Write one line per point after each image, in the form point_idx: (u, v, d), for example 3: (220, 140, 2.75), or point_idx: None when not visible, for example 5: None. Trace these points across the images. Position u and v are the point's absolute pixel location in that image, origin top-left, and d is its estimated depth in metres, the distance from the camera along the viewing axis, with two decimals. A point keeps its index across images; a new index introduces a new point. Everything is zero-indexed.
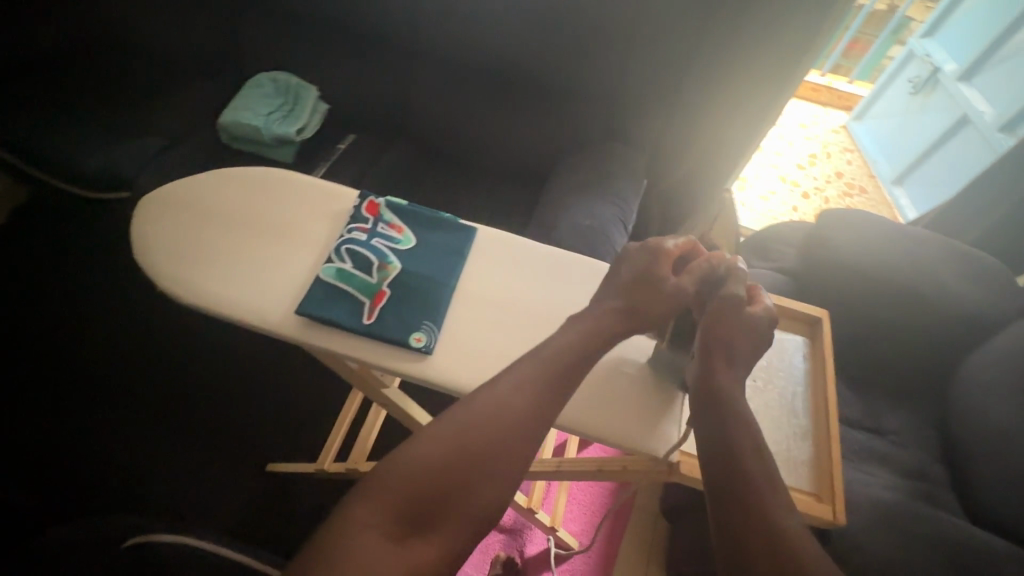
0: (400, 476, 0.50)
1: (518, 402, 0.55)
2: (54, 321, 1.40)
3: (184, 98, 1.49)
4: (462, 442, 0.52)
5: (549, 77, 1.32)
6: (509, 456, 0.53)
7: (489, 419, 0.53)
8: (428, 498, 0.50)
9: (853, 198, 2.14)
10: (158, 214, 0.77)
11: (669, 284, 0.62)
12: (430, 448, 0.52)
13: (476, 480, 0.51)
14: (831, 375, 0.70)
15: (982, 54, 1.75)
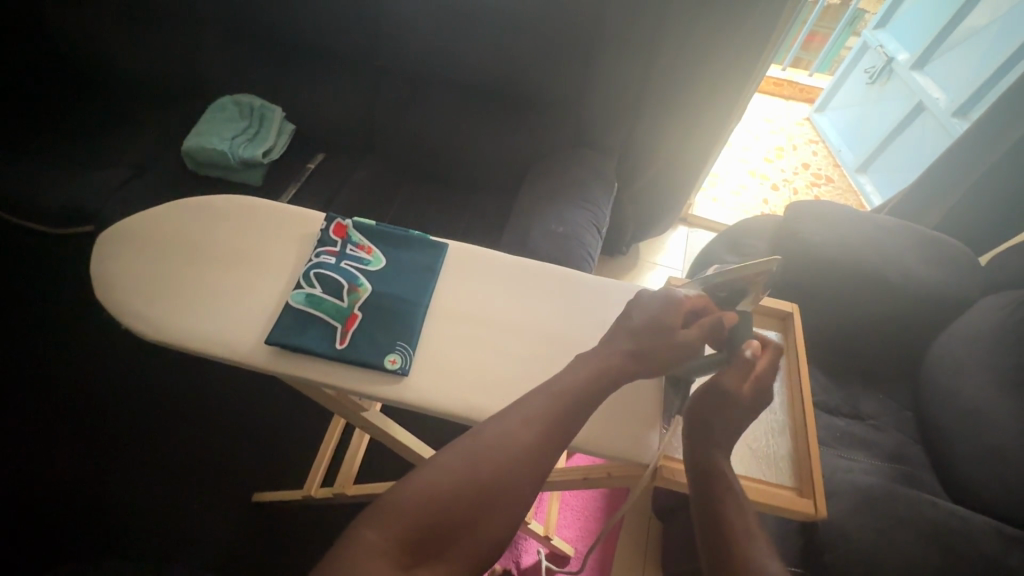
0: (411, 503, 0.49)
1: (513, 423, 0.55)
2: (22, 364, 1.36)
3: (146, 126, 1.47)
4: (478, 471, 0.52)
5: (514, 87, 1.32)
6: (509, 481, 0.52)
7: (502, 447, 0.53)
8: (438, 524, 0.49)
9: (820, 188, 2.20)
10: (122, 251, 0.75)
11: (678, 335, 0.61)
12: (442, 475, 0.51)
13: (486, 507, 0.51)
14: (804, 368, 0.71)
15: (931, 42, 1.81)
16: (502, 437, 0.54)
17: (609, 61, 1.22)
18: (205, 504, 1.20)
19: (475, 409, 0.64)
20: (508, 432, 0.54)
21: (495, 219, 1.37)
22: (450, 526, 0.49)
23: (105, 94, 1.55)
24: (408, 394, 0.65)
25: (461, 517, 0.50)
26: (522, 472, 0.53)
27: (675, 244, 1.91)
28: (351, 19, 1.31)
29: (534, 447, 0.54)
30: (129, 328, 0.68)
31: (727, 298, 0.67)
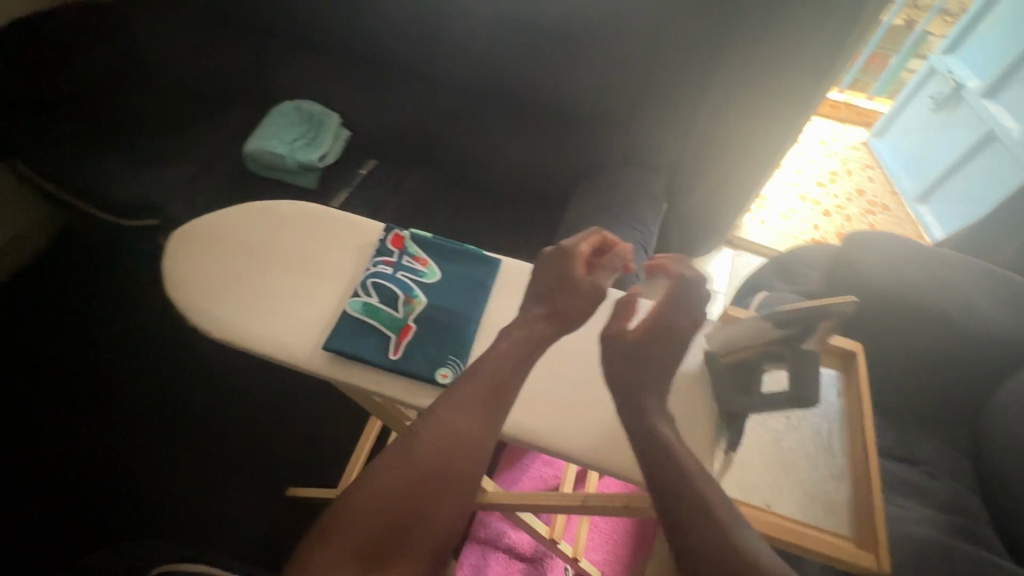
0: (369, 498, 0.50)
1: (460, 405, 0.56)
2: (85, 344, 1.43)
3: (213, 127, 1.54)
4: (410, 467, 0.52)
5: (568, 103, 1.33)
6: (448, 474, 0.52)
7: (442, 431, 0.54)
8: (397, 516, 0.49)
9: (876, 216, 2.08)
10: (187, 248, 0.78)
11: (586, 281, 0.64)
12: (391, 468, 0.52)
13: (440, 490, 0.51)
14: (869, 409, 0.67)
15: (1006, 70, 1.73)
16: (450, 420, 0.54)
17: (662, 76, 1.21)
18: (242, 493, 1.25)
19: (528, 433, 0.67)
20: (452, 414, 0.55)
21: (541, 235, 1.38)
22: (408, 515, 0.50)
23: (168, 92, 1.62)
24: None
25: (417, 506, 0.50)
26: (473, 451, 0.53)
27: (719, 267, 1.87)
28: (412, 31, 1.34)
29: (481, 424, 0.55)
30: (192, 324, 0.71)
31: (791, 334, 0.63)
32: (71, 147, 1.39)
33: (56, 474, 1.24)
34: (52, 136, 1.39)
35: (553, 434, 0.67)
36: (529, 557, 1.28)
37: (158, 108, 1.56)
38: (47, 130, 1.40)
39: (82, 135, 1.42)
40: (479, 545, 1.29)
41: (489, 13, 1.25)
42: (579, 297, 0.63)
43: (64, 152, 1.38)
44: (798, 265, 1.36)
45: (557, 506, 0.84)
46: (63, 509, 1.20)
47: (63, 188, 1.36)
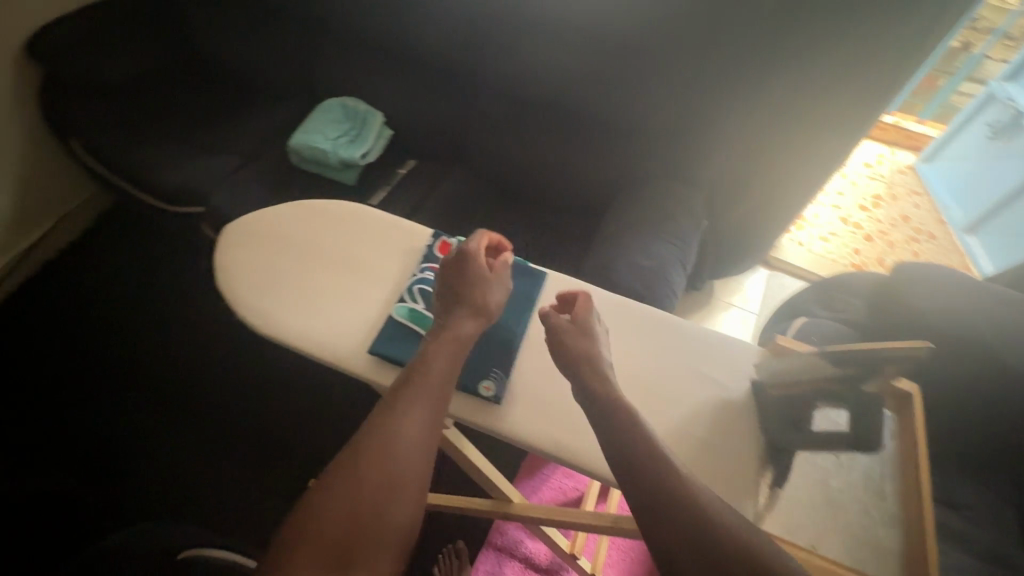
0: (329, 514, 0.52)
1: (405, 413, 0.59)
2: (124, 324, 1.48)
3: (258, 118, 1.57)
4: (362, 474, 0.54)
5: (614, 113, 1.30)
6: (401, 476, 0.55)
7: (391, 441, 0.56)
8: (357, 528, 0.52)
9: (921, 244, 2.02)
10: (238, 241, 0.80)
11: (490, 278, 0.72)
12: (346, 482, 0.54)
13: (394, 498, 0.54)
14: (922, 456, 0.62)
15: None
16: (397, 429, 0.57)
17: (712, 90, 1.18)
18: (266, 481, 1.27)
19: (567, 451, 0.68)
20: (398, 423, 0.58)
21: (578, 245, 1.37)
22: (368, 526, 0.52)
23: (217, 82, 1.65)
24: (503, 420, 0.69)
25: (374, 515, 0.52)
26: (421, 456, 0.57)
27: (754, 287, 1.83)
28: (460, 34, 1.33)
29: (426, 430, 0.58)
30: (240, 317, 0.73)
31: (852, 374, 0.58)
32: (122, 132, 1.43)
33: (90, 450, 1.28)
34: (107, 121, 1.43)
35: (595, 456, 0.68)
36: (545, 568, 1.28)
37: (206, 98, 1.59)
38: (102, 116, 1.44)
39: (135, 122, 1.46)
40: (495, 551, 1.28)
41: (540, 19, 1.23)
42: (492, 292, 0.71)
43: (115, 136, 1.42)
44: (840, 292, 1.29)
45: (587, 525, 0.84)
46: (96, 484, 1.24)
47: (115, 173, 1.41)
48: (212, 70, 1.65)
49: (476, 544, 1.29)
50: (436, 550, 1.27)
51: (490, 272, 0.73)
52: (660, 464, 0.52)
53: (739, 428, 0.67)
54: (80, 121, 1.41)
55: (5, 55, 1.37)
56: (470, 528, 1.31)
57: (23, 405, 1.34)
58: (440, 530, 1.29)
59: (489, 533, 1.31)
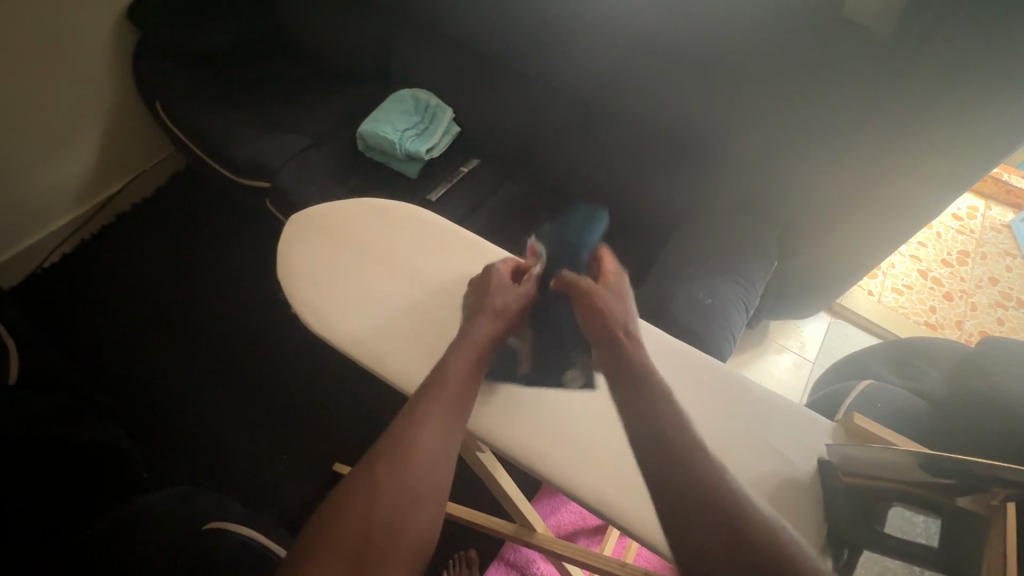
0: (348, 516, 0.52)
1: (421, 418, 0.59)
2: (182, 283, 1.54)
3: (331, 100, 1.58)
4: (378, 482, 0.54)
5: (691, 138, 1.23)
6: (417, 487, 0.55)
7: (407, 444, 0.57)
8: (376, 529, 0.52)
9: (1007, 311, 1.84)
10: (308, 238, 0.85)
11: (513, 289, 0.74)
12: (365, 483, 0.54)
13: (413, 502, 0.54)
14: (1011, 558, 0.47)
15: None
16: (414, 433, 0.58)
17: (803, 124, 1.10)
18: (295, 457, 1.30)
19: (604, 501, 0.66)
20: (414, 427, 0.58)
21: (633, 268, 1.33)
22: (385, 534, 0.52)
23: (297, 58, 1.67)
24: (546, 450, 0.69)
25: (391, 522, 0.52)
26: (439, 459, 0.57)
27: (813, 334, 1.72)
28: (539, 37, 1.29)
29: (444, 434, 0.59)
30: (298, 313, 0.78)
31: (956, 487, 0.53)
32: (202, 99, 1.47)
33: (138, 401, 1.35)
34: (192, 88, 1.48)
35: (638, 512, 0.65)
36: None
37: (285, 75, 1.62)
38: (188, 82, 1.49)
39: (218, 92, 1.50)
40: (505, 567, 1.25)
41: (628, 31, 1.17)
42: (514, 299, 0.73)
43: (195, 103, 1.46)
44: (915, 358, 1.17)
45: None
46: (142, 435, 1.31)
47: (192, 139, 1.45)
48: (295, 49, 1.68)
49: (487, 556, 1.26)
50: (447, 555, 1.26)
51: (518, 284, 0.76)
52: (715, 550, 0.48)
53: (801, 507, 0.65)
54: (167, 86, 1.46)
55: (108, 17, 1.44)
56: (484, 539, 1.28)
57: (86, 350, 1.41)
58: (453, 535, 1.28)
59: (503, 547, 1.28)
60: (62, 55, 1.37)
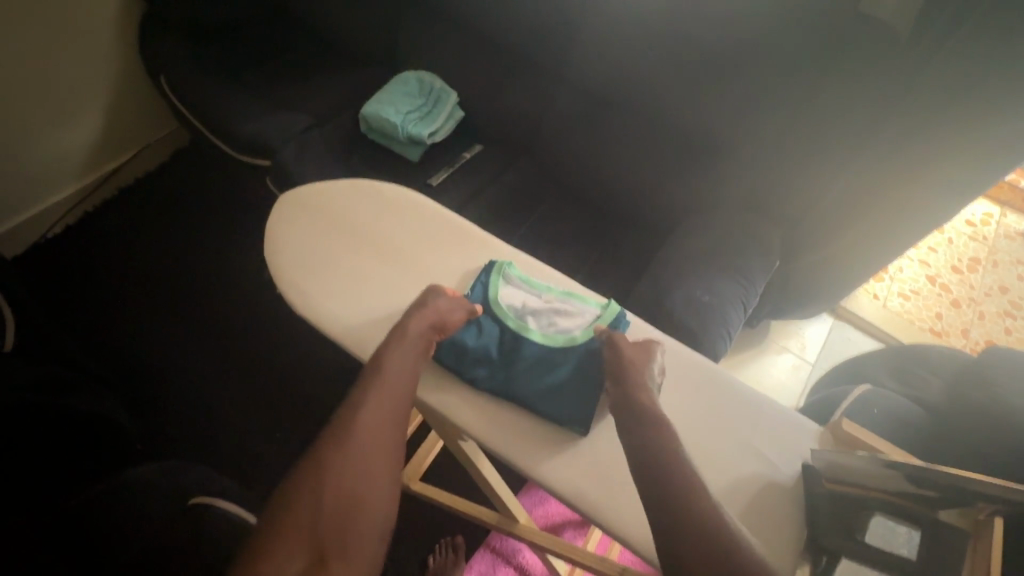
0: (297, 508, 0.52)
1: (363, 405, 0.59)
2: (179, 258, 1.54)
3: (336, 79, 1.56)
4: (328, 467, 0.55)
5: (697, 130, 1.20)
6: (369, 469, 0.56)
7: (351, 433, 0.57)
8: (329, 519, 0.52)
9: (1016, 320, 1.80)
10: (297, 217, 0.84)
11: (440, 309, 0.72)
12: (314, 470, 0.54)
13: (366, 487, 0.55)
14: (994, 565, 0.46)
15: None
16: (356, 420, 0.58)
17: (813, 120, 1.06)
18: (287, 435, 1.31)
19: (582, 497, 0.66)
20: (357, 415, 0.58)
21: (633, 262, 1.31)
22: (339, 516, 0.53)
23: (302, 35, 1.65)
24: (525, 438, 0.70)
25: (347, 505, 0.53)
26: (386, 445, 0.58)
27: (814, 336, 1.69)
28: (548, 23, 1.26)
29: (388, 419, 0.59)
30: (282, 291, 0.78)
31: (943, 497, 0.52)
32: (205, 74, 1.46)
33: (134, 373, 1.37)
34: (195, 63, 1.47)
35: (613, 505, 0.66)
36: None
37: (289, 52, 1.60)
38: (191, 57, 1.47)
39: (222, 68, 1.49)
40: (491, 555, 1.25)
41: (638, 19, 1.14)
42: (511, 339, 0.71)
43: (198, 78, 1.44)
44: (915, 366, 1.15)
45: (589, 567, 0.80)
46: (136, 407, 1.32)
47: (195, 115, 1.44)
48: (300, 26, 1.65)
49: (474, 543, 1.27)
50: (433, 540, 1.27)
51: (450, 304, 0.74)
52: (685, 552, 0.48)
53: (776, 506, 0.64)
54: (170, 60, 1.45)
55: None
56: (471, 526, 1.29)
57: (82, 321, 1.42)
58: (439, 521, 1.29)
59: (489, 535, 1.28)
60: (67, 25, 1.36)
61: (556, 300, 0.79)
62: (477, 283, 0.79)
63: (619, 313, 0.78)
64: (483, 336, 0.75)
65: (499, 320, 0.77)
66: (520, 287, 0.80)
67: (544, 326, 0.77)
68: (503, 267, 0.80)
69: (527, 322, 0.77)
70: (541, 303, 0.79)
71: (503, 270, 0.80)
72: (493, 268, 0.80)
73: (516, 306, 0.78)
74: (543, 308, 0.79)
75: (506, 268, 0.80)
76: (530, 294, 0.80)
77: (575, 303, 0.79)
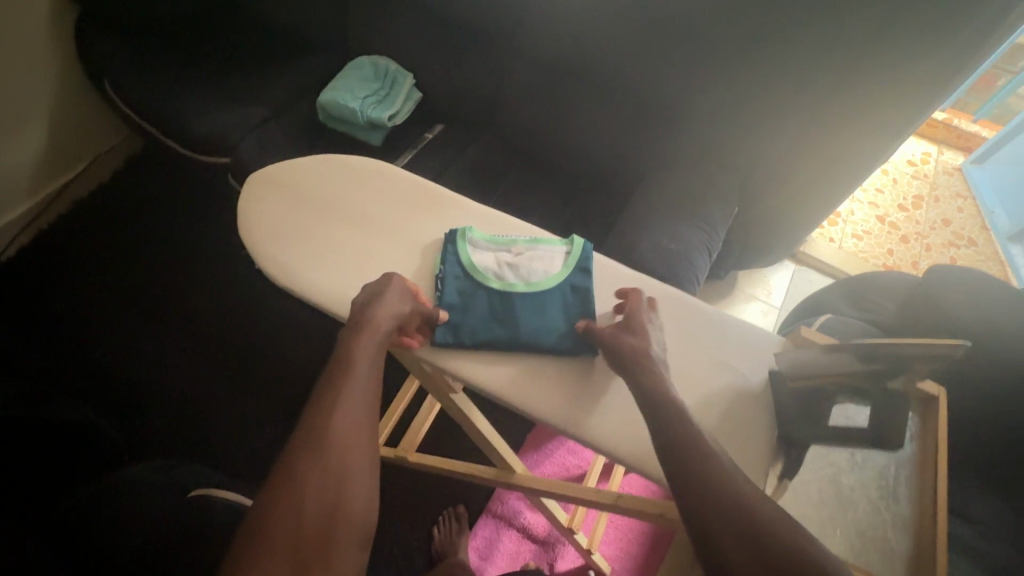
0: (277, 519, 0.51)
1: (335, 408, 0.58)
2: (146, 266, 1.51)
3: (288, 71, 1.55)
4: (303, 475, 0.53)
5: (647, 89, 1.25)
6: (347, 473, 0.55)
7: (323, 442, 0.55)
8: (309, 532, 0.51)
9: (959, 249, 1.93)
10: (267, 195, 0.85)
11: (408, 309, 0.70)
12: (288, 479, 0.53)
13: (344, 497, 0.54)
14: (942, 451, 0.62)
15: None
16: (329, 427, 0.56)
17: (752, 70, 1.12)
18: (277, 429, 1.31)
19: (573, 426, 0.70)
20: (329, 420, 0.57)
21: (600, 224, 1.36)
22: (319, 524, 0.52)
23: (249, 30, 1.63)
24: (518, 383, 0.72)
25: (325, 514, 0.52)
26: (360, 451, 0.57)
27: (778, 282, 1.78)
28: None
29: (362, 420, 0.59)
30: (260, 267, 0.79)
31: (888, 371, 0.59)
32: (152, 76, 1.43)
33: (110, 384, 1.34)
34: (139, 66, 1.44)
35: (602, 431, 0.70)
36: (541, 539, 1.28)
37: (238, 48, 1.58)
38: (138, 61, 1.44)
39: (170, 69, 1.46)
40: (494, 519, 1.30)
41: None
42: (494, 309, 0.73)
43: (145, 80, 1.41)
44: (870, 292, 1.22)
45: (585, 501, 0.84)
46: (116, 418, 1.30)
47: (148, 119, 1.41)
48: (245, 21, 1.63)
49: (476, 509, 1.31)
50: (435, 512, 1.30)
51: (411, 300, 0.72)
52: (677, 475, 0.53)
53: (752, 413, 0.69)
54: (113, 65, 1.42)
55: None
56: (472, 495, 1.32)
57: (50, 338, 1.39)
58: (439, 494, 1.32)
59: (490, 501, 1.32)
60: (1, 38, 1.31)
61: (524, 249, 0.81)
62: (448, 254, 0.80)
63: (586, 248, 0.83)
64: (465, 296, 0.77)
65: (480, 282, 0.78)
66: (487, 247, 0.81)
67: (525, 275, 0.79)
68: (466, 232, 0.81)
69: (507, 278, 0.79)
70: (513, 255, 0.81)
71: (467, 235, 0.81)
72: (457, 235, 0.81)
73: (492, 265, 0.80)
74: (516, 259, 0.81)
75: (469, 233, 0.81)
76: (500, 250, 0.82)
77: (543, 248, 0.82)
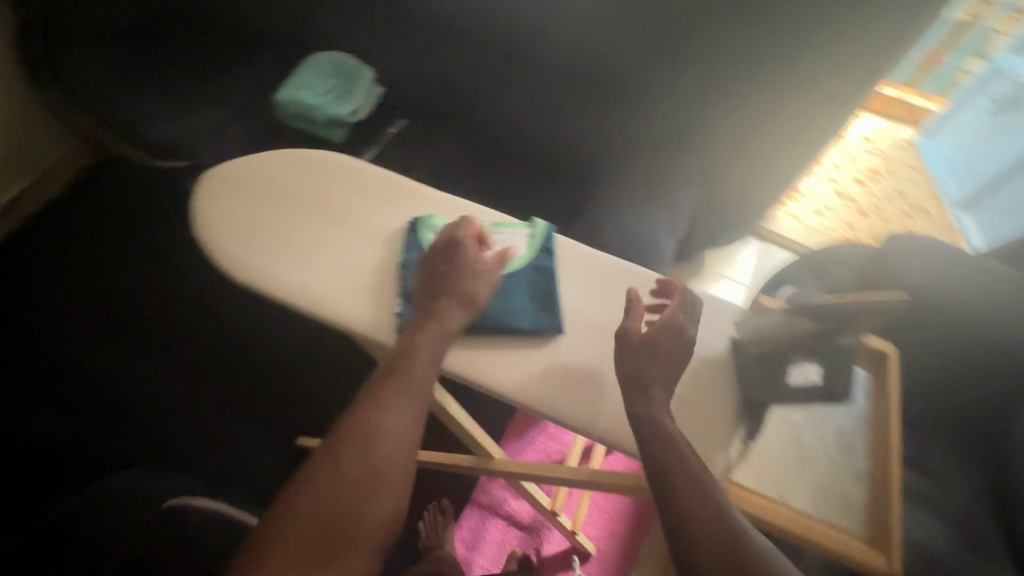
0: (305, 509, 0.52)
1: (387, 409, 0.59)
2: (108, 277, 1.47)
3: (245, 71, 1.51)
4: (338, 467, 0.55)
5: (607, 74, 1.27)
6: (382, 473, 0.55)
7: (369, 440, 0.56)
8: (335, 526, 0.52)
9: (914, 219, 2.01)
10: (223, 193, 0.84)
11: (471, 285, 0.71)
12: (327, 469, 0.55)
13: (375, 498, 0.54)
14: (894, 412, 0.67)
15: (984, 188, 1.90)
16: (377, 426, 0.57)
17: (705, 51, 1.16)
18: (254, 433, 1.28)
19: (544, 404, 0.71)
20: (379, 420, 0.58)
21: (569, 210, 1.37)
22: (348, 520, 0.53)
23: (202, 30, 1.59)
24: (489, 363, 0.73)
25: (353, 511, 0.53)
26: (401, 456, 0.57)
27: (746, 260, 1.82)
28: None
29: (411, 426, 0.59)
30: (220, 266, 0.77)
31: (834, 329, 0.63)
32: None
33: (76, 400, 1.30)
34: None
35: (574, 407, 0.71)
36: (526, 526, 1.29)
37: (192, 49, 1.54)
38: None
39: None
40: (478, 508, 1.31)
41: None
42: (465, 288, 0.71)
43: None
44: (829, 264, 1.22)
45: (563, 480, 0.85)
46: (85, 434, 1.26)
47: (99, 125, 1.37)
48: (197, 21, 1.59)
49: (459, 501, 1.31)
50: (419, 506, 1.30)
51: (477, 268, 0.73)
52: (644, 448, 0.56)
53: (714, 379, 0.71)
54: None
55: None
56: (455, 487, 1.32)
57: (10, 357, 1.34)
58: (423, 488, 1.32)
59: (474, 491, 1.33)
60: None
61: (487, 233, 0.82)
62: (410, 242, 0.79)
63: (547, 231, 0.84)
64: None
65: None
66: None
67: None
68: (427, 220, 0.81)
69: None
70: None
71: (429, 223, 0.80)
72: (419, 223, 0.80)
73: None
74: None
75: (431, 221, 0.81)
76: None
77: (506, 232, 0.83)
